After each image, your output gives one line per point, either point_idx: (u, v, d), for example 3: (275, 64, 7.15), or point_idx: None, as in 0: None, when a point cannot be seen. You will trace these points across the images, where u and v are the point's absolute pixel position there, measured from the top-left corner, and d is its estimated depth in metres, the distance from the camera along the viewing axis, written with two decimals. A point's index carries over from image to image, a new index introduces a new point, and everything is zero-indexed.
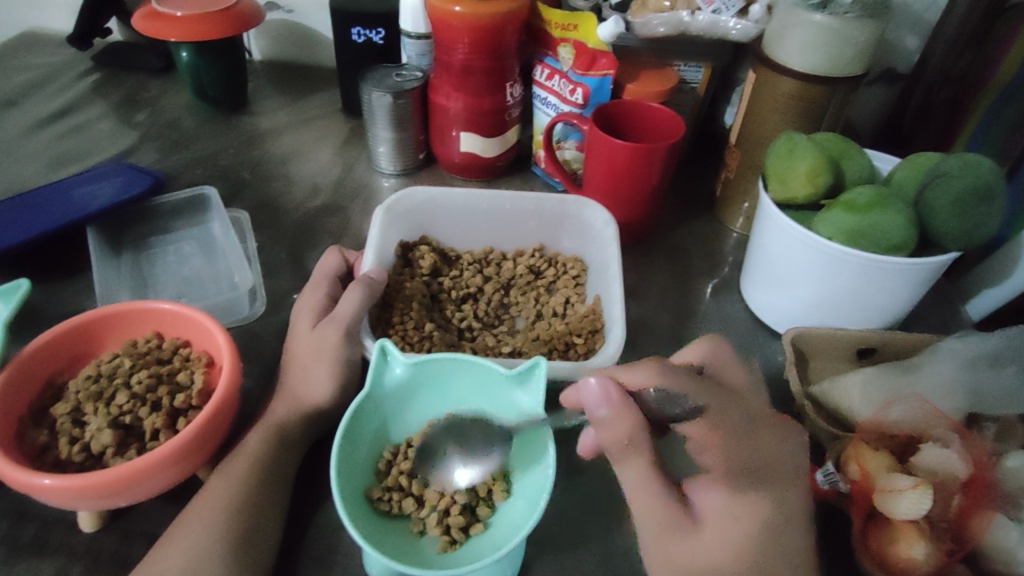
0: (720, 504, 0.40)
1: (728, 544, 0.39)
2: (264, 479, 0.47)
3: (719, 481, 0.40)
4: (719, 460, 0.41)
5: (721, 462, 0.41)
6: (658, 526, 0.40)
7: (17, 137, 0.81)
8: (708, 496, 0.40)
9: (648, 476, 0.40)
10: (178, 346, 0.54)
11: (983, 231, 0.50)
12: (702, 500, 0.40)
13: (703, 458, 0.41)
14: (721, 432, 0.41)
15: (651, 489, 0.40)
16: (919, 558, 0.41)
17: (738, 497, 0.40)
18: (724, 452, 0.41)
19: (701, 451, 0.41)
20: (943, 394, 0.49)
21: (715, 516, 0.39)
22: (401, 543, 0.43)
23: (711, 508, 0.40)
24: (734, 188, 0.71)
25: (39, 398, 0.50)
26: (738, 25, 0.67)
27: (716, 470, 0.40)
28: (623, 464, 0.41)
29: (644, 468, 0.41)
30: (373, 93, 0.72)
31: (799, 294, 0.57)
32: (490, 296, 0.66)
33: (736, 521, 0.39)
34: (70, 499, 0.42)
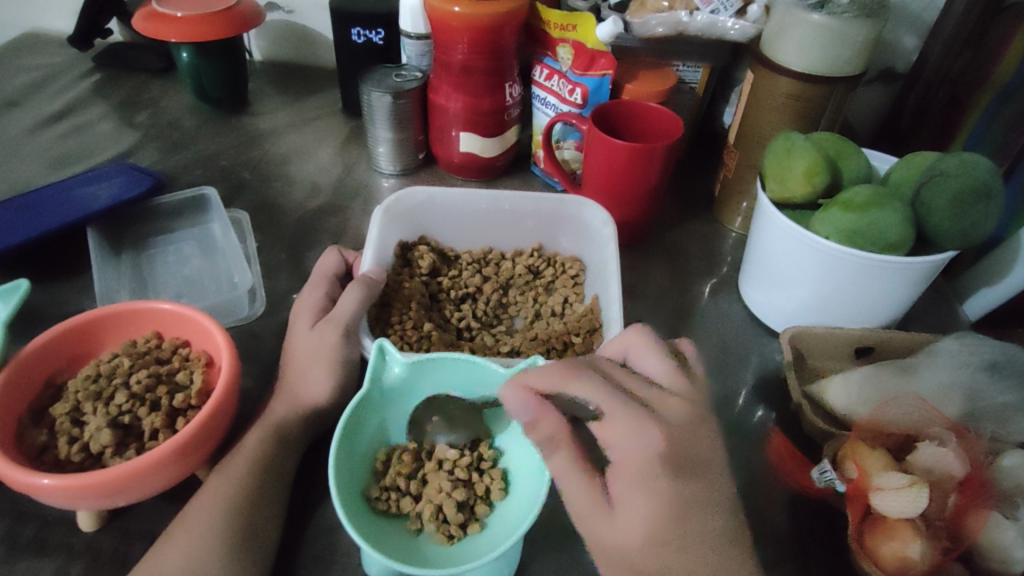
0: (630, 484, 0.38)
1: (642, 525, 0.37)
2: (262, 478, 0.47)
3: (630, 468, 0.38)
4: (629, 449, 0.38)
5: (636, 449, 0.37)
6: (576, 508, 0.39)
7: (18, 138, 0.82)
8: (625, 481, 0.38)
9: (568, 467, 0.39)
10: (178, 346, 0.54)
11: (980, 231, 0.50)
12: (619, 485, 0.38)
13: (617, 444, 0.38)
14: (631, 419, 0.38)
15: (571, 478, 0.39)
16: (913, 557, 0.41)
17: (671, 488, 0.37)
18: (628, 441, 0.38)
19: (618, 439, 0.38)
20: (941, 395, 0.49)
21: (629, 500, 0.37)
22: (398, 541, 0.43)
23: (622, 488, 0.38)
24: (733, 188, 0.71)
25: (39, 398, 0.50)
26: (737, 25, 0.67)
27: (628, 455, 0.38)
28: (547, 458, 0.40)
29: (563, 459, 0.39)
30: (372, 93, 0.72)
31: (797, 293, 0.57)
32: (490, 295, 0.66)
33: (654, 504, 0.37)
34: (70, 499, 0.42)
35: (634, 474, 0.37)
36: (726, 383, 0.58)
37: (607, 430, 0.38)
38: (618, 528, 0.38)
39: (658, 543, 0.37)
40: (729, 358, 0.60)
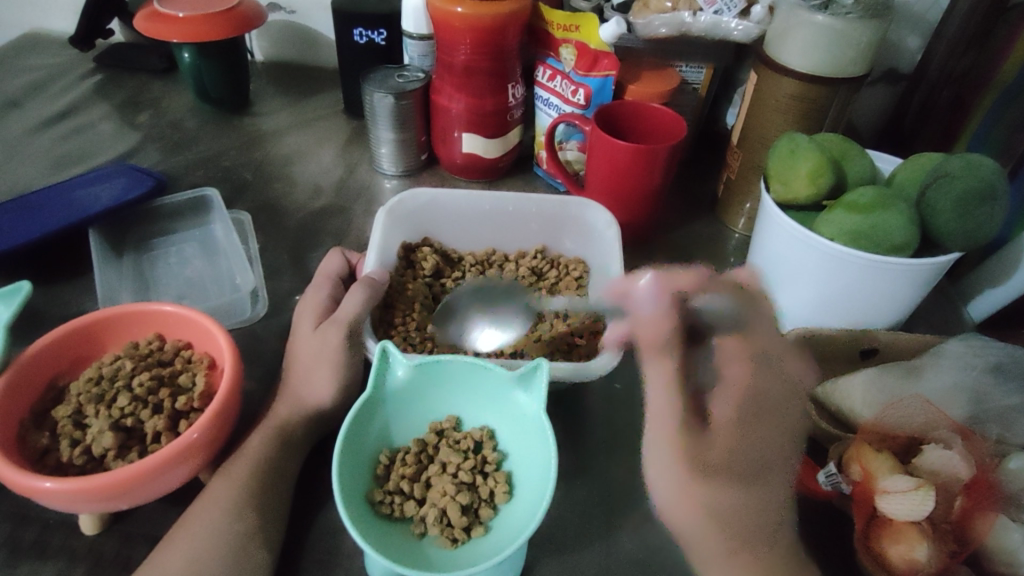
0: (729, 411, 0.49)
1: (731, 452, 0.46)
2: (266, 481, 0.47)
3: (723, 407, 0.49)
4: (733, 381, 0.51)
5: (736, 375, 0.51)
6: (658, 414, 0.52)
7: (20, 139, 0.81)
8: (723, 403, 0.49)
9: (665, 372, 0.54)
10: (180, 347, 0.54)
11: (986, 232, 0.50)
12: (720, 404, 0.49)
13: (724, 365, 0.52)
14: (740, 349, 0.53)
15: (666, 384, 0.53)
16: (921, 560, 0.42)
17: (743, 424, 0.48)
18: (741, 371, 0.51)
19: (726, 362, 0.52)
20: (946, 398, 0.49)
21: (721, 427, 0.48)
22: (400, 546, 0.43)
23: (723, 405, 0.49)
24: (736, 189, 0.71)
25: (40, 400, 0.50)
26: (740, 26, 0.67)
27: (733, 377, 0.51)
28: (653, 360, 0.55)
29: (666, 366, 0.54)
30: (374, 93, 0.72)
31: (802, 296, 0.57)
32: (492, 297, 0.66)
33: (743, 426, 0.48)
34: (72, 503, 0.42)
35: (729, 417, 0.48)
36: None
37: (721, 351, 0.53)
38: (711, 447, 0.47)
39: (723, 477, 0.45)
40: None
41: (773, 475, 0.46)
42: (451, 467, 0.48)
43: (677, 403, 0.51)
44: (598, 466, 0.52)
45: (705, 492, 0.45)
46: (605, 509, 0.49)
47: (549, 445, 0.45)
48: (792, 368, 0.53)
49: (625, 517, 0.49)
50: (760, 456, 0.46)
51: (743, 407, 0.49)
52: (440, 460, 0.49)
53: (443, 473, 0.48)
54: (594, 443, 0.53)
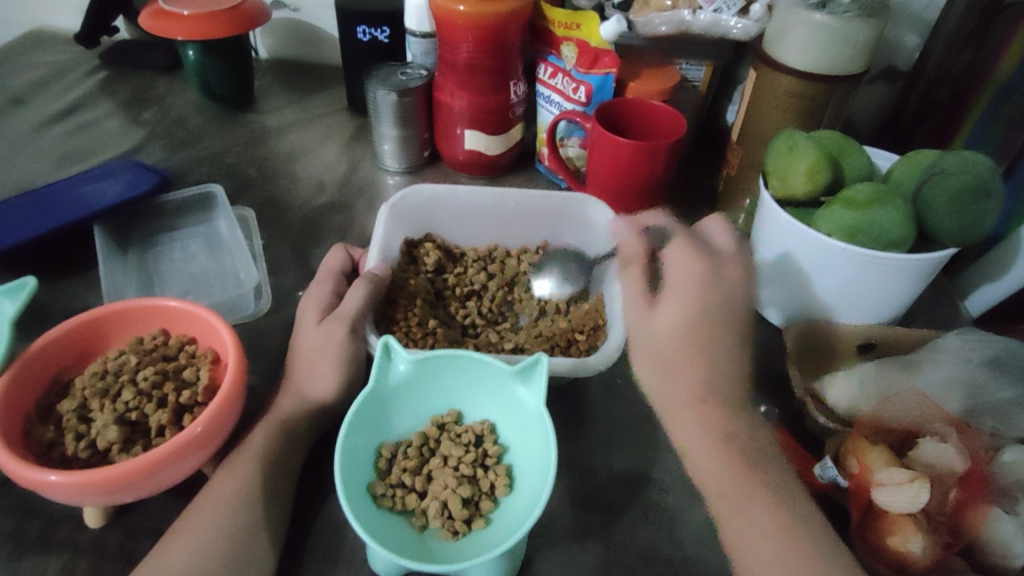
0: (675, 282, 0.51)
1: (671, 319, 0.50)
2: (268, 475, 0.47)
3: (670, 298, 0.51)
4: (679, 278, 0.51)
5: (680, 272, 0.52)
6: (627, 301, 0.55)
7: (26, 135, 0.82)
8: (672, 274, 0.52)
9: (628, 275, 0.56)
10: (184, 342, 0.55)
11: (981, 228, 0.51)
12: (671, 277, 0.52)
13: (672, 267, 0.52)
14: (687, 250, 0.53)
15: (630, 281, 0.55)
16: (915, 552, 0.42)
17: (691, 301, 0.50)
18: (685, 273, 0.51)
19: (673, 264, 0.53)
20: (942, 392, 0.49)
21: (665, 306, 0.51)
22: (402, 538, 0.43)
23: (669, 290, 0.51)
24: (736, 186, 0.72)
25: (46, 395, 0.51)
26: (739, 25, 0.67)
27: (676, 275, 0.52)
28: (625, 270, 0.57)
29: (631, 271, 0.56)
30: (377, 91, 0.73)
31: (799, 290, 0.58)
32: (493, 293, 0.66)
33: (684, 298, 0.50)
34: (77, 495, 0.43)
35: (677, 305, 0.50)
36: None
37: (670, 257, 0.53)
38: (657, 317, 0.51)
39: (671, 355, 0.49)
40: None
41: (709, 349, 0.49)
42: (452, 460, 0.49)
43: (638, 294, 0.54)
44: (597, 461, 0.52)
45: (666, 367, 0.49)
46: (603, 503, 0.50)
47: (550, 440, 0.45)
48: (734, 271, 0.53)
49: (623, 512, 0.49)
50: (700, 336, 0.49)
51: (687, 303, 0.50)
52: (441, 453, 0.49)
53: (444, 465, 0.49)
54: (592, 439, 0.54)
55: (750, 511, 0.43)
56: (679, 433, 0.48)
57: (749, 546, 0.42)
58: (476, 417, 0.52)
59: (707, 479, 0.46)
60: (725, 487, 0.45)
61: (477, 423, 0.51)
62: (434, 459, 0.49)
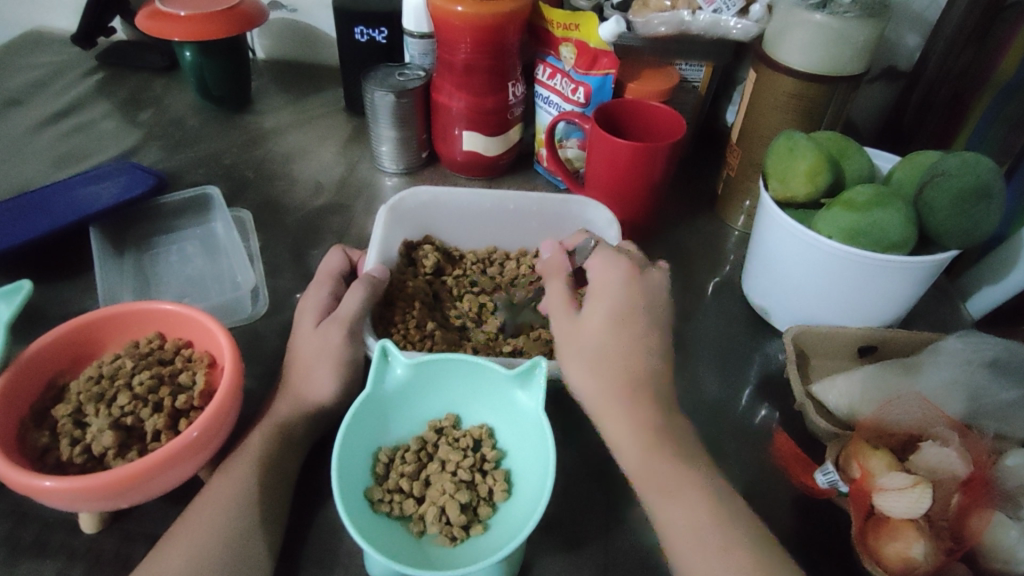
0: (602, 282, 0.50)
1: (598, 320, 0.48)
2: (264, 480, 0.47)
3: (592, 305, 0.49)
4: (602, 284, 0.50)
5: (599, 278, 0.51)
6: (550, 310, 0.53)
7: (22, 136, 0.82)
8: (598, 276, 0.51)
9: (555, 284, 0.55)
10: (180, 346, 0.54)
11: (982, 231, 0.50)
12: (595, 280, 0.51)
13: (592, 274, 0.52)
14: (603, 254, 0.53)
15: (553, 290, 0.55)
16: (917, 558, 0.42)
17: (617, 304, 0.49)
18: (606, 282, 0.50)
19: (596, 272, 0.51)
20: (944, 394, 0.49)
21: (590, 313, 0.49)
22: (399, 544, 0.43)
23: (592, 292, 0.50)
24: (735, 186, 0.71)
25: (40, 399, 0.50)
26: (739, 25, 0.67)
27: (596, 281, 0.51)
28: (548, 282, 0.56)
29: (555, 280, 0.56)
30: (375, 92, 0.72)
31: (798, 292, 0.57)
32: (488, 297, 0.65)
33: (609, 298, 0.49)
34: (71, 501, 0.42)
35: (601, 308, 0.49)
36: (729, 382, 0.58)
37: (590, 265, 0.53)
38: (585, 318, 0.49)
39: (598, 350, 0.47)
40: (732, 357, 0.60)
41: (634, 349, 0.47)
42: (450, 465, 0.48)
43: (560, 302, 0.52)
44: (596, 464, 0.52)
45: (592, 366, 0.47)
46: (601, 508, 0.49)
47: (549, 445, 0.45)
48: (656, 275, 0.52)
49: (622, 517, 0.49)
50: (624, 342, 0.47)
51: (612, 304, 0.49)
52: (439, 459, 0.49)
53: (441, 470, 0.48)
54: (591, 443, 0.54)
55: (686, 498, 0.43)
56: (607, 429, 0.47)
57: (680, 536, 0.42)
58: (474, 421, 0.51)
59: (633, 472, 0.45)
60: (653, 479, 0.45)
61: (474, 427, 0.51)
62: (432, 464, 0.49)
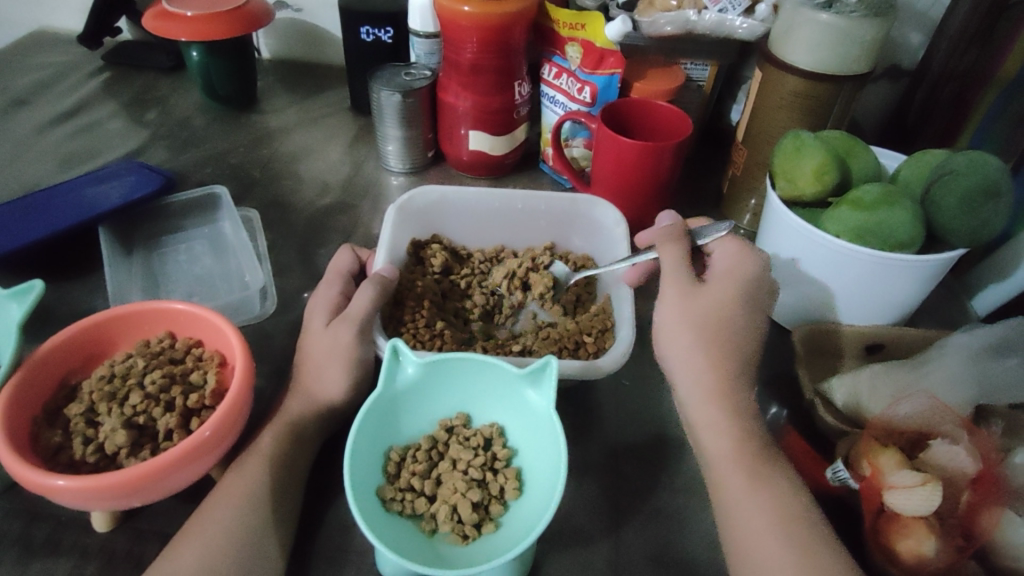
0: (726, 265, 0.52)
1: (723, 296, 0.50)
2: (276, 479, 0.47)
3: (716, 274, 0.52)
4: (725, 260, 0.53)
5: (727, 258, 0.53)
6: (670, 279, 0.52)
7: (28, 136, 0.82)
8: (724, 261, 0.53)
9: (678, 254, 0.53)
10: (191, 345, 0.55)
11: (990, 230, 0.51)
12: (720, 263, 0.53)
13: (719, 257, 0.53)
14: (737, 244, 0.54)
15: (675, 258, 0.53)
16: (929, 554, 0.42)
17: (736, 288, 0.50)
18: (732, 262, 0.52)
19: (721, 253, 0.54)
20: (951, 390, 0.50)
21: (715, 280, 0.51)
22: (413, 543, 0.43)
23: (717, 274, 0.52)
24: (741, 186, 0.72)
25: (53, 398, 0.50)
26: (745, 25, 0.67)
27: (722, 261, 0.53)
28: (665, 246, 0.54)
29: (677, 249, 0.54)
30: (381, 92, 0.72)
31: (805, 291, 0.58)
32: (518, 269, 0.65)
33: (733, 280, 0.51)
34: (86, 500, 0.43)
35: (726, 287, 0.50)
36: None
37: (718, 250, 0.54)
38: (708, 294, 0.50)
39: (713, 321, 0.49)
40: None
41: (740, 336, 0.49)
42: (461, 464, 0.48)
43: (687, 277, 0.52)
44: (605, 462, 0.52)
45: (697, 332, 0.49)
46: (612, 505, 0.50)
47: (560, 444, 0.45)
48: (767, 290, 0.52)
49: (631, 515, 0.49)
50: (738, 321, 0.50)
51: (733, 287, 0.50)
52: (449, 458, 0.49)
53: (452, 469, 0.49)
54: (599, 442, 0.54)
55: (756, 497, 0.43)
56: (691, 409, 0.48)
57: (747, 532, 0.42)
58: (485, 420, 0.52)
59: (715, 459, 0.46)
60: (733, 473, 0.44)
61: (485, 425, 0.51)
62: (443, 463, 0.49)
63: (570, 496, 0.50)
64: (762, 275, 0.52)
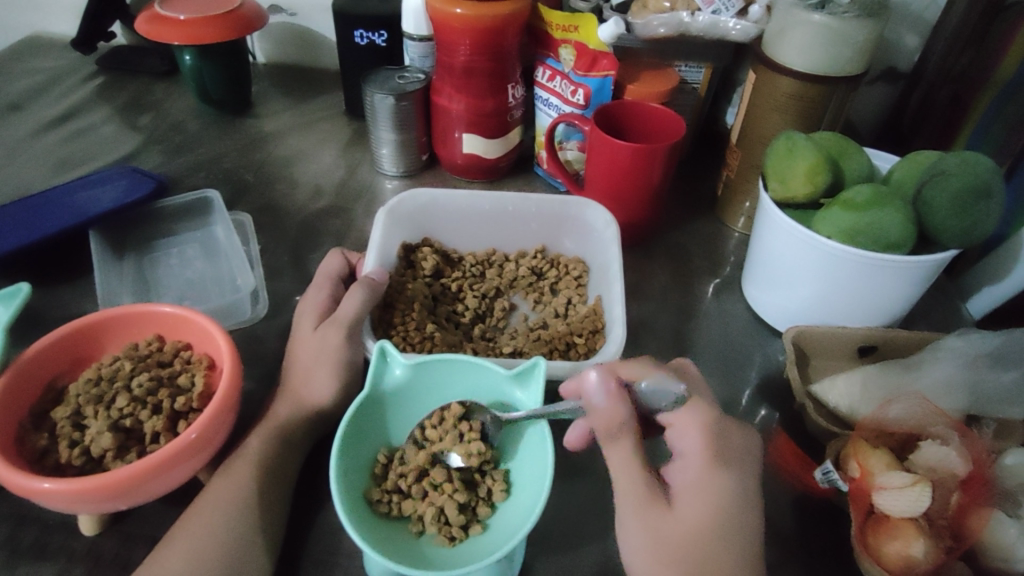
0: (693, 478, 0.43)
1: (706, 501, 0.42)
2: (265, 482, 0.47)
3: (686, 480, 0.43)
4: (693, 455, 0.44)
5: (697, 446, 0.44)
6: (627, 504, 0.43)
7: (22, 141, 0.82)
8: (682, 470, 0.44)
9: (631, 459, 0.43)
10: (180, 348, 0.54)
11: (982, 230, 0.50)
12: (678, 475, 0.44)
13: (681, 439, 0.45)
14: (703, 419, 0.44)
15: (631, 468, 0.43)
16: (917, 556, 0.41)
17: (716, 476, 0.42)
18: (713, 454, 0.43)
19: (681, 430, 0.45)
20: (942, 392, 0.49)
21: (686, 494, 0.42)
22: (400, 544, 0.43)
23: (685, 483, 0.43)
24: (735, 188, 0.71)
25: (40, 401, 0.50)
26: (739, 25, 0.67)
27: (692, 449, 0.44)
28: (612, 447, 0.44)
29: (630, 448, 0.43)
30: (374, 95, 0.72)
31: (797, 294, 0.57)
32: (462, 347, 0.61)
33: (711, 474, 0.42)
34: (70, 503, 0.42)
35: (706, 485, 0.42)
36: (728, 384, 0.58)
37: (677, 423, 0.45)
38: (679, 515, 0.41)
39: (694, 530, 0.41)
40: (731, 359, 0.60)
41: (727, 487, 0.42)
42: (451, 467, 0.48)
43: (650, 496, 0.42)
44: (595, 465, 0.52)
45: (667, 548, 0.40)
46: (603, 510, 0.49)
47: (547, 447, 0.45)
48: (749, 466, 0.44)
49: None
50: (728, 508, 0.41)
51: (717, 482, 0.42)
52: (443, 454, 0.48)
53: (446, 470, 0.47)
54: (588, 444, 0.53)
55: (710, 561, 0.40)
56: None
57: None
58: None
59: None
60: None
61: None
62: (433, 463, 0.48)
63: (558, 499, 0.50)
64: (744, 456, 0.44)
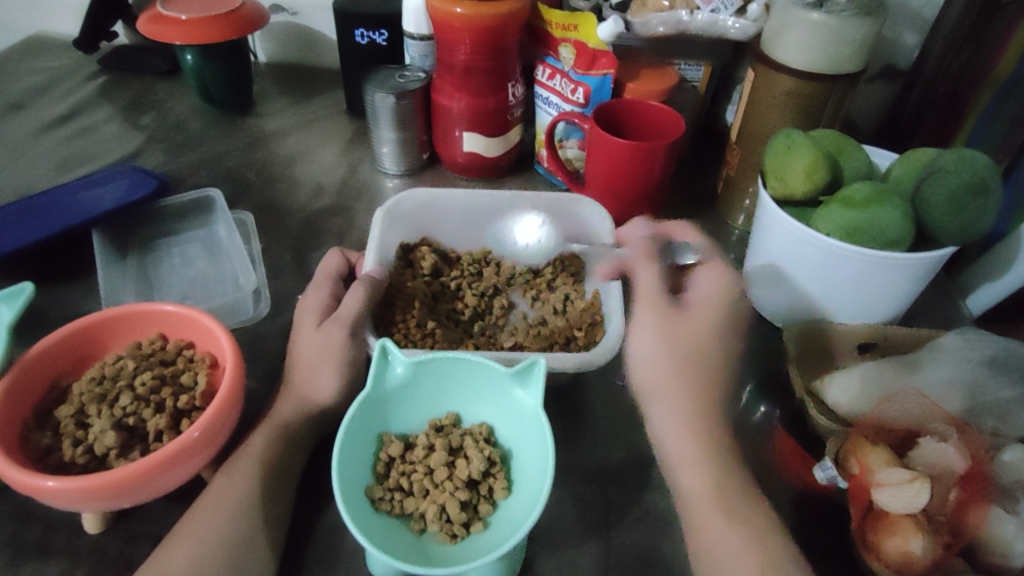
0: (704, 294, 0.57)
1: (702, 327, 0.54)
2: (269, 481, 0.47)
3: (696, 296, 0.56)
4: (705, 288, 0.57)
5: (710, 288, 0.57)
6: (648, 304, 0.56)
7: (24, 140, 0.82)
8: (697, 288, 0.57)
9: (655, 272, 0.58)
10: (182, 347, 0.54)
11: (979, 227, 0.50)
12: (693, 293, 0.57)
13: (703, 283, 0.58)
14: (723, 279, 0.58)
15: (656, 278, 0.58)
16: (915, 552, 0.41)
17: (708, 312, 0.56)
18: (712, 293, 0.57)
19: (704, 280, 0.58)
20: (941, 392, 0.49)
21: (696, 307, 0.55)
22: (401, 541, 0.43)
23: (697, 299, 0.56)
24: (735, 186, 0.72)
25: (44, 400, 0.50)
26: (737, 24, 0.67)
27: (709, 288, 0.57)
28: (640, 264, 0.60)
29: (654, 268, 0.59)
30: (374, 94, 0.72)
31: (794, 292, 0.58)
32: (462, 342, 0.61)
33: (704, 314, 0.56)
34: (76, 501, 0.43)
35: (703, 315, 0.55)
36: None
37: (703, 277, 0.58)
38: (686, 322, 0.54)
39: (691, 347, 0.53)
40: None
41: (709, 336, 0.54)
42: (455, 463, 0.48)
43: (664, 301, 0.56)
44: (596, 462, 0.52)
45: (671, 350, 0.53)
46: (603, 506, 0.49)
47: (546, 459, 0.44)
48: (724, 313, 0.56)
49: (622, 514, 0.49)
50: (710, 349, 0.54)
51: (706, 320, 0.55)
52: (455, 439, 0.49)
53: (453, 460, 0.48)
54: (587, 440, 0.54)
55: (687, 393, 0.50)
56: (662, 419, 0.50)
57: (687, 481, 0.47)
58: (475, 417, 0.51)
59: (691, 495, 0.46)
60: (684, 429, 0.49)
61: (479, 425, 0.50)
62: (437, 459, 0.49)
63: (558, 496, 0.50)
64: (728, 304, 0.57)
